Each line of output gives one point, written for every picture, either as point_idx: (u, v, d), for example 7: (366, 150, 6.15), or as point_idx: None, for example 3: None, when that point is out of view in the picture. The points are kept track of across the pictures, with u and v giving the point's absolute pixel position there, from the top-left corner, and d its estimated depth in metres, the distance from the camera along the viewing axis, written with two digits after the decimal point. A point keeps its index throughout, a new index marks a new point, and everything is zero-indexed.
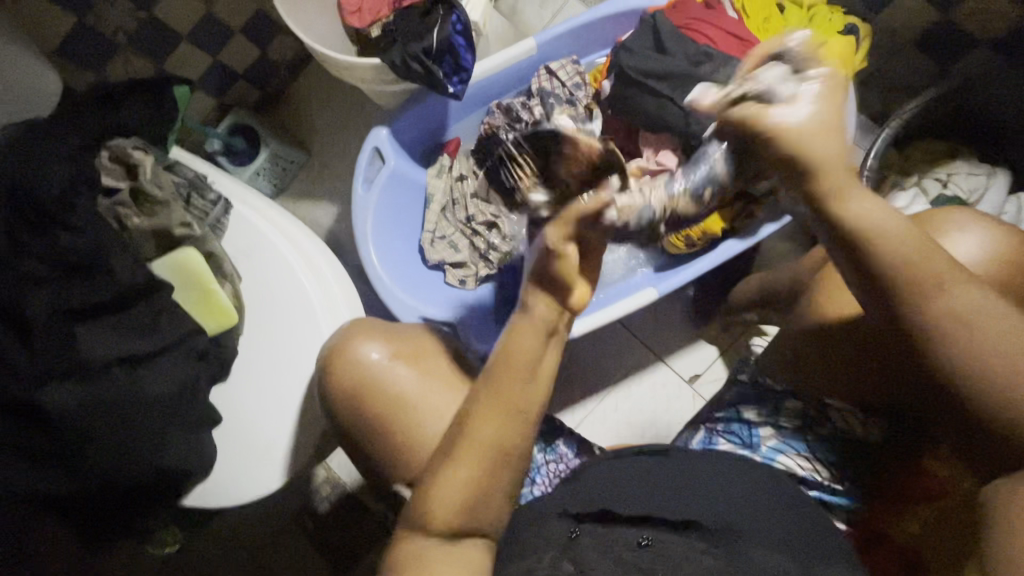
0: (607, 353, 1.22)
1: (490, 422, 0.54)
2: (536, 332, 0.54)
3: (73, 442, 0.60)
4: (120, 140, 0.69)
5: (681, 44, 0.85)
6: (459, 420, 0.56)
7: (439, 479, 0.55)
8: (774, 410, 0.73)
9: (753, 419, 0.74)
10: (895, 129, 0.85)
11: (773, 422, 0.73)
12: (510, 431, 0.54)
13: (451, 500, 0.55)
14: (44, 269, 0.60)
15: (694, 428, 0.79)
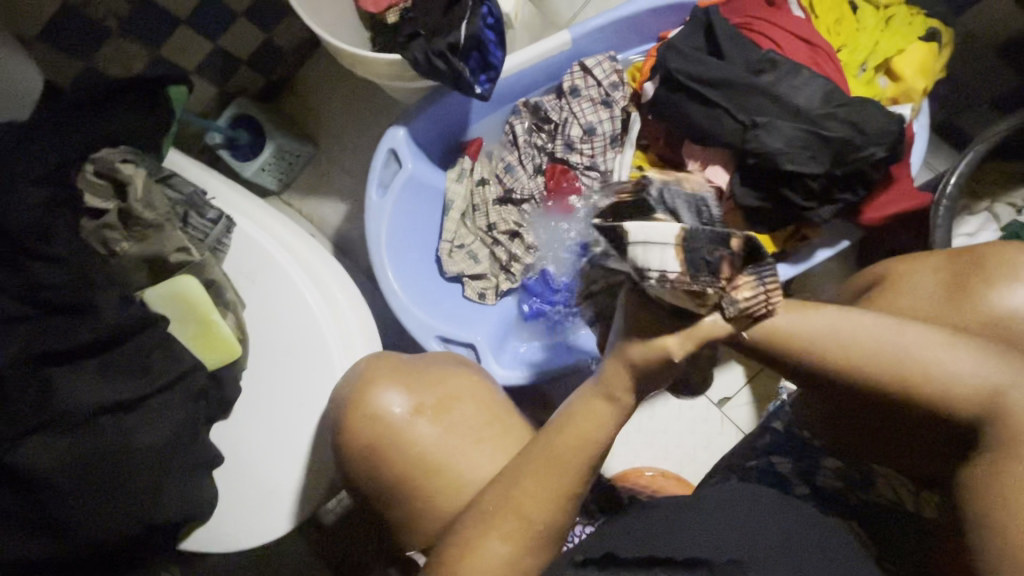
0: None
1: (536, 495, 0.48)
2: (606, 412, 0.48)
3: (54, 503, 0.53)
4: (106, 151, 0.60)
5: (741, 48, 0.76)
6: (499, 486, 0.51)
7: (472, 556, 0.49)
8: (809, 466, 0.69)
9: (787, 472, 0.70)
10: (982, 151, 0.75)
11: (808, 479, 0.69)
12: (550, 504, 0.49)
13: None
14: (18, 307, 0.53)
15: (724, 474, 0.73)
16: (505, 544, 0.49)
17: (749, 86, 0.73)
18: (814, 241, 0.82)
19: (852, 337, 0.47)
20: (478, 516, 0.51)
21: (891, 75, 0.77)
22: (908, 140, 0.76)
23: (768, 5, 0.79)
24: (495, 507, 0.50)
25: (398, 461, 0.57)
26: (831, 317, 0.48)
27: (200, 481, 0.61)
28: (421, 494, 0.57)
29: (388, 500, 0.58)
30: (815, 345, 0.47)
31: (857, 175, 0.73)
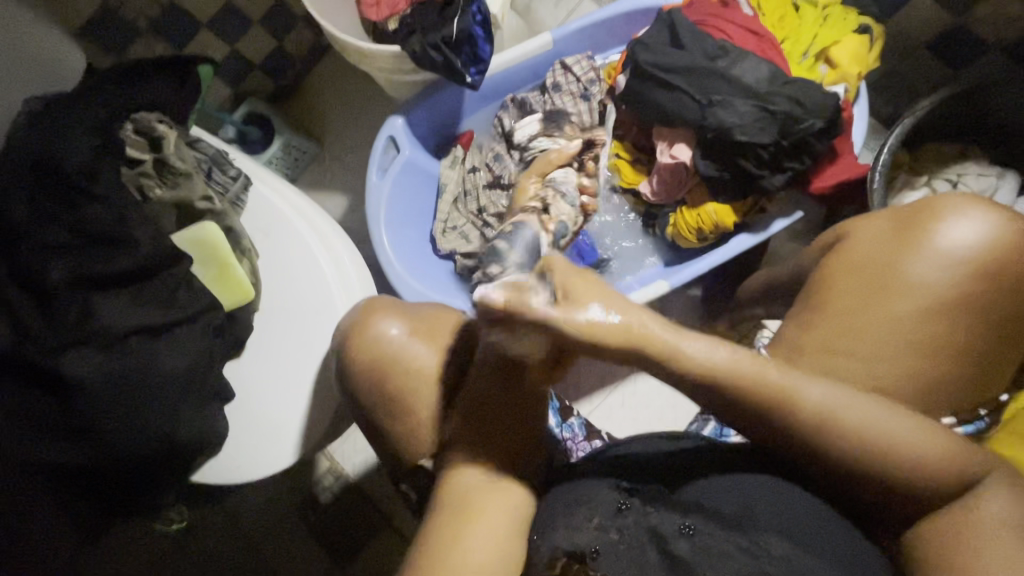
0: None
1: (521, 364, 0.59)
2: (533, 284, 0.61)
3: (89, 411, 0.60)
4: (145, 113, 0.69)
5: (698, 39, 0.86)
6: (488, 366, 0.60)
7: (474, 418, 0.59)
8: None
9: None
10: (908, 125, 0.85)
11: None
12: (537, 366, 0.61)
13: (490, 431, 0.59)
14: (66, 237, 0.61)
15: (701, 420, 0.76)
16: (501, 395, 0.59)
17: (704, 69, 0.84)
18: (771, 212, 0.91)
19: (847, 415, 0.51)
20: (472, 398, 0.60)
21: (830, 63, 0.88)
22: (847, 117, 0.86)
23: (721, 4, 0.91)
24: (484, 379, 0.60)
25: (396, 378, 0.65)
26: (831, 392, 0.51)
27: (212, 409, 0.68)
28: (423, 402, 0.65)
29: (388, 417, 0.66)
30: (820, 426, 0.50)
31: (802, 145, 0.83)
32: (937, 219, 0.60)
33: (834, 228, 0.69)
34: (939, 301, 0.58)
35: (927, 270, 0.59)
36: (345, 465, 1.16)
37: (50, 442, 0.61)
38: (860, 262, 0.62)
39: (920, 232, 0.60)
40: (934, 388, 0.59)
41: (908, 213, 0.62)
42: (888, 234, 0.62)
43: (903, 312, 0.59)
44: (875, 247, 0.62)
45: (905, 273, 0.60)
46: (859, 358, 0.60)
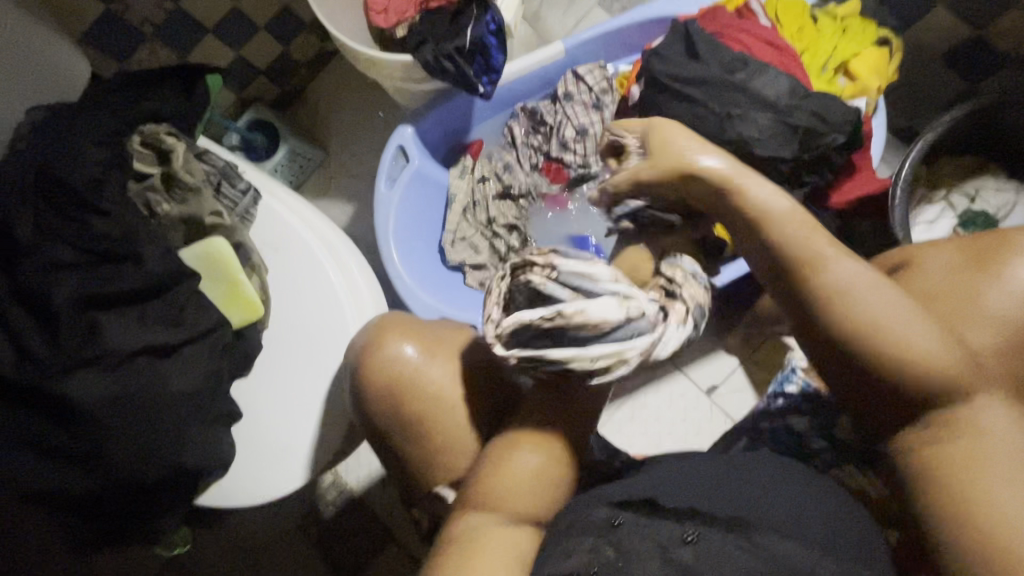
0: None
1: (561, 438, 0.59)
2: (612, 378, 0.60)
3: (93, 436, 0.58)
4: (152, 125, 0.67)
5: (716, 50, 0.85)
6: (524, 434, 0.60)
7: (497, 470, 0.57)
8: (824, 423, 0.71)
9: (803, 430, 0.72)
10: (929, 140, 0.84)
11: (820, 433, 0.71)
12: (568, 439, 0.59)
13: (508, 487, 0.56)
14: (74, 255, 0.59)
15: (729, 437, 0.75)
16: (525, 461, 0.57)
17: (723, 82, 0.82)
18: None
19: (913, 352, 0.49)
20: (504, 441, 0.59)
21: (849, 75, 0.87)
22: (867, 131, 0.85)
23: (738, 16, 0.89)
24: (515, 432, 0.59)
25: (414, 401, 0.63)
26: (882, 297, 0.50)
27: (221, 431, 0.65)
28: (440, 420, 0.63)
29: (405, 439, 0.64)
30: (854, 325, 0.49)
31: (822, 159, 0.82)
32: (1017, 252, 0.57)
33: (897, 253, 0.67)
34: (1016, 339, 0.55)
35: (1002, 297, 0.56)
36: (350, 480, 1.13)
37: (49, 467, 0.58)
38: (932, 290, 0.60)
39: (998, 265, 0.58)
40: None
41: (980, 245, 0.60)
42: (961, 262, 0.60)
43: (978, 343, 0.57)
44: (946, 276, 0.60)
45: (986, 301, 0.56)
46: None
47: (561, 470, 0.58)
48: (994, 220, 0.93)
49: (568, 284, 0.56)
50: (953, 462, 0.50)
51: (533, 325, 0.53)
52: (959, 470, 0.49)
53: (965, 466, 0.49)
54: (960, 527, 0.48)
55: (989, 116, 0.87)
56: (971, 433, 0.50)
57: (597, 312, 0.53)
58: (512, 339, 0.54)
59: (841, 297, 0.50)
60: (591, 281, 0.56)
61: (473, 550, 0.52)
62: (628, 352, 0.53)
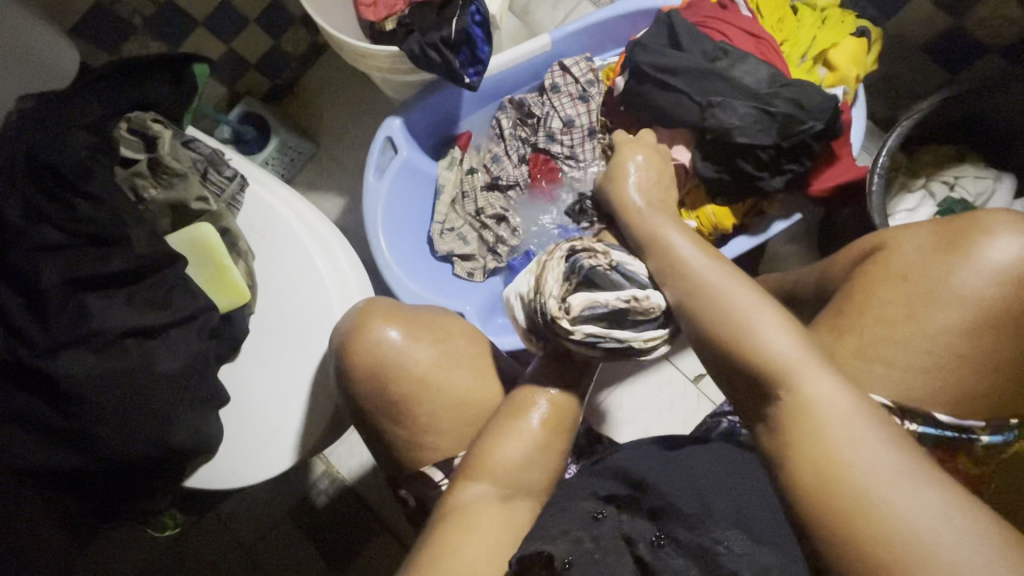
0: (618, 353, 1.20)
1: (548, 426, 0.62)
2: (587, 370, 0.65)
3: (83, 414, 0.59)
4: (140, 112, 0.69)
5: (697, 40, 0.86)
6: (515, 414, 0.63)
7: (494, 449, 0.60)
8: None
9: None
10: (907, 128, 0.85)
11: None
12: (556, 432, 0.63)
13: (502, 462, 0.59)
14: (62, 237, 0.60)
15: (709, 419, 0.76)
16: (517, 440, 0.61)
17: (703, 71, 0.84)
18: (770, 215, 0.91)
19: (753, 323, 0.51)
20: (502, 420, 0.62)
21: (828, 66, 0.88)
22: (846, 119, 0.86)
23: (720, 7, 0.91)
24: (511, 412, 0.62)
25: (398, 381, 0.65)
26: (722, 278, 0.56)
27: (208, 411, 0.67)
28: (421, 400, 0.65)
29: (388, 419, 0.66)
30: (711, 316, 0.54)
31: (801, 147, 0.84)
32: (986, 233, 0.59)
33: (870, 237, 0.68)
34: (978, 314, 0.58)
35: (968, 279, 0.58)
36: (341, 468, 1.15)
37: (38, 445, 0.59)
38: (903, 269, 0.62)
39: (966, 245, 0.59)
40: (960, 396, 0.59)
41: (951, 227, 0.61)
42: (932, 245, 0.61)
43: (942, 323, 0.59)
44: (917, 257, 0.62)
45: (950, 282, 0.59)
46: (892, 364, 0.60)
47: (556, 448, 0.62)
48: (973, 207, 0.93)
49: (625, 274, 0.62)
50: (807, 445, 0.45)
51: (611, 305, 0.59)
52: (810, 459, 0.44)
53: (811, 444, 0.44)
54: (829, 521, 0.42)
55: (965, 105, 0.89)
56: (806, 412, 0.46)
57: (655, 298, 0.59)
58: (578, 317, 0.59)
59: (710, 291, 0.55)
60: (642, 271, 0.62)
61: (469, 520, 0.55)
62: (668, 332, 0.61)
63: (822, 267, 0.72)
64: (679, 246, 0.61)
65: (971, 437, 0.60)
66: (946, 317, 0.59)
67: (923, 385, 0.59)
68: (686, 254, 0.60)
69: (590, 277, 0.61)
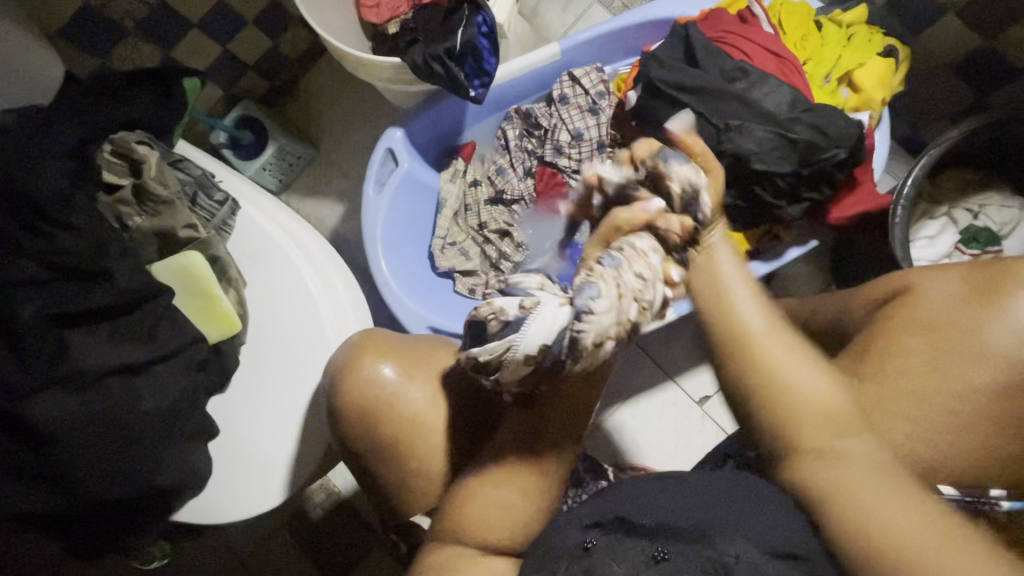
0: (624, 375, 1.17)
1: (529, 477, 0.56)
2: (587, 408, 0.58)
3: (62, 457, 0.56)
4: (124, 133, 0.64)
5: (715, 58, 0.82)
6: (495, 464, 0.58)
7: (476, 500, 0.56)
8: None
9: None
10: (934, 157, 0.81)
11: None
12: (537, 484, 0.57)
13: (484, 517, 0.55)
14: (41, 271, 0.57)
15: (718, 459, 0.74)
16: (502, 487, 0.56)
17: (722, 92, 0.79)
18: (785, 241, 0.87)
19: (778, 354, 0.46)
20: (492, 456, 0.58)
21: (852, 86, 0.83)
22: (870, 144, 0.82)
23: (740, 21, 0.86)
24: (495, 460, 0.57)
25: (395, 422, 0.62)
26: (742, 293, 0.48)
27: (196, 449, 0.64)
28: (417, 442, 0.62)
29: (382, 464, 0.63)
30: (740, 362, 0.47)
31: (822, 175, 0.79)
32: (1022, 284, 0.54)
33: (900, 276, 0.64)
34: (1011, 373, 0.53)
35: (1003, 338, 0.54)
36: (337, 483, 1.12)
37: (13, 490, 0.56)
38: (930, 320, 0.57)
39: (1001, 295, 0.54)
40: (986, 459, 0.55)
41: (985, 274, 0.56)
42: (965, 296, 0.57)
43: (970, 381, 0.55)
44: (947, 308, 0.57)
45: (982, 338, 0.54)
46: (917, 421, 0.56)
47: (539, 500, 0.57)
48: (998, 238, 0.89)
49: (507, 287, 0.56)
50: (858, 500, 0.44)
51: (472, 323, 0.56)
52: (847, 509, 0.44)
53: (859, 502, 0.43)
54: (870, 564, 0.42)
55: (995, 131, 0.84)
56: (848, 467, 0.45)
57: (499, 303, 0.53)
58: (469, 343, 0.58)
59: (728, 311, 0.47)
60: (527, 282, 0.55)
61: None
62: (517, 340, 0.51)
63: (841, 305, 0.69)
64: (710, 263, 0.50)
65: (996, 504, 0.55)
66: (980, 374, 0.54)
67: (947, 444, 0.56)
68: (727, 277, 0.49)
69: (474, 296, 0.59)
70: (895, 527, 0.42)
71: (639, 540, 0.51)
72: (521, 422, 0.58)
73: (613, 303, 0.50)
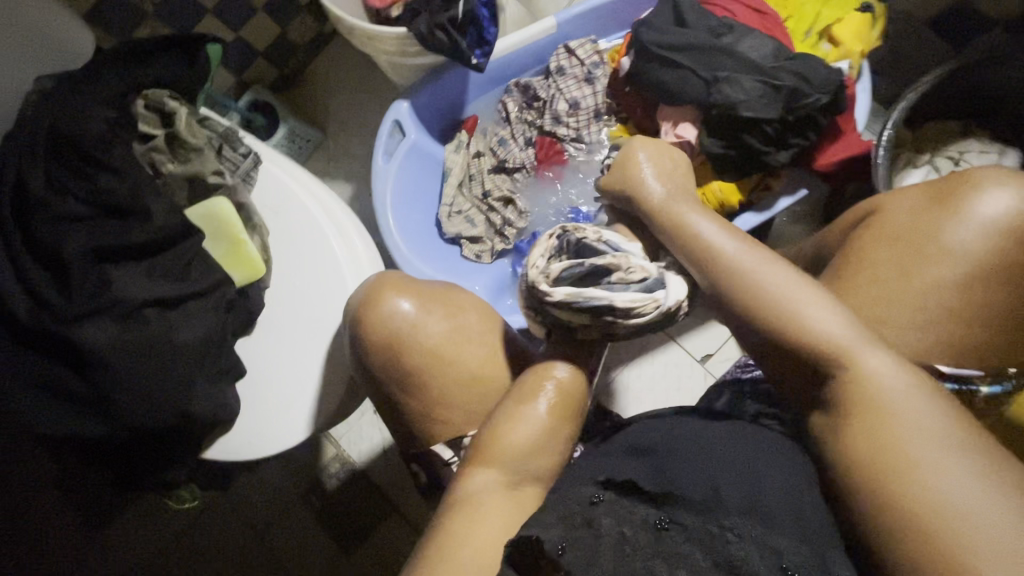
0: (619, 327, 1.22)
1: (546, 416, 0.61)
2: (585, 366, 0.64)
3: (107, 380, 0.60)
4: (156, 89, 0.70)
5: (702, 17, 0.87)
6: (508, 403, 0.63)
7: (496, 438, 0.60)
8: None
9: None
10: (910, 101, 0.85)
11: None
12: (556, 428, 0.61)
13: (514, 445, 0.60)
14: (87, 210, 0.62)
15: (719, 390, 0.78)
16: (532, 408, 0.61)
17: (709, 47, 0.85)
18: (776, 190, 0.92)
19: (804, 310, 0.54)
20: (518, 390, 0.63)
21: (833, 41, 0.89)
22: (851, 94, 0.87)
23: None
24: (527, 383, 0.63)
25: (413, 351, 0.66)
26: (755, 261, 0.58)
27: (226, 384, 0.68)
28: (433, 370, 0.66)
29: (401, 390, 0.67)
30: (751, 306, 0.56)
31: (806, 121, 0.84)
32: (977, 188, 0.60)
33: (865, 203, 0.69)
34: (971, 268, 0.58)
35: (957, 235, 0.59)
36: (352, 451, 1.16)
37: (62, 412, 0.61)
38: (896, 230, 0.62)
39: (959, 200, 0.60)
40: (963, 354, 0.60)
41: (945, 186, 0.62)
42: (925, 205, 0.62)
43: (935, 277, 0.59)
44: (912, 217, 0.62)
45: (941, 238, 0.60)
46: (891, 322, 0.60)
47: (562, 437, 0.62)
48: None
49: (612, 244, 0.63)
50: (858, 440, 0.49)
51: (582, 267, 0.60)
52: (891, 457, 0.47)
53: (857, 438, 0.49)
54: (875, 486, 0.47)
55: (968, 77, 0.90)
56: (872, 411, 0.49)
57: (636, 263, 0.61)
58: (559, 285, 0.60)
59: (748, 280, 0.57)
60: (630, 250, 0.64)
61: (474, 514, 0.55)
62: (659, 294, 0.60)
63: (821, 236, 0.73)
64: (687, 217, 0.63)
65: (973, 389, 0.60)
66: (937, 271, 0.59)
67: (918, 338, 0.60)
68: (715, 239, 0.60)
69: (573, 243, 0.63)
70: (925, 471, 0.45)
71: (647, 506, 0.52)
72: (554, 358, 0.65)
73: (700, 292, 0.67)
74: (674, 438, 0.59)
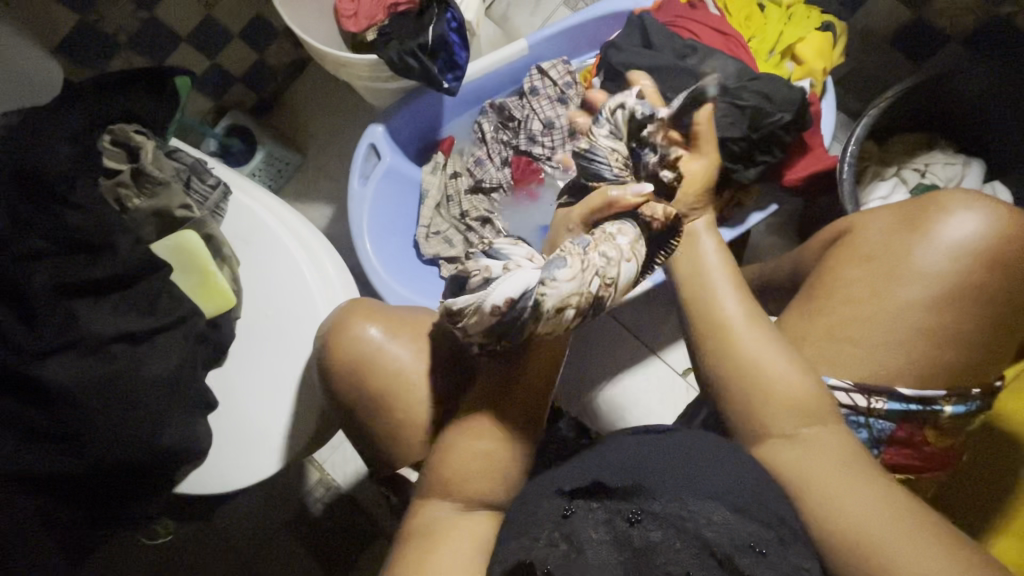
0: (593, 342, 1.20)
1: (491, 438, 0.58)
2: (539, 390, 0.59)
3: (74, 418, 0.59)
4: (122, 124, 0.72)
5: (667, 39, 0.89)
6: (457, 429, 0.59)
7: (451, 459, 0.57)
8: None
9: None
10: (873, 117, 0.87)
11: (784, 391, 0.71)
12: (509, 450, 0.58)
13: (469, 472, 0.56)
14: (46, 244, 0.60)
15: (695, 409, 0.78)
16: (480, 438, 0.58)
17: (675, 68, 0.86)
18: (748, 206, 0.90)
19: (771, 361, 0.58)
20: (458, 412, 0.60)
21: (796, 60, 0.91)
22: (814, 111, 0.89)
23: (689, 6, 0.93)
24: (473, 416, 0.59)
25: (380, 374, 0.65)
26: (738, 306, 0.62)
27: (196, 416, 0.68)
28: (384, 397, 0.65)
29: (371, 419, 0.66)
30: (728, 361, 0.60)
31: (771, 138, 0.86)
32: (945, 211, 0.61)
33: (839, 223, 0.69)
34: (941, 289, 0.59)
35: (927, 256, 0.60)
36: (336, 475, 1.15)
37: (28, 455, 0.59)
38: (869, 251, 0.63)
39: (927, 223, 0.61)
40: (931, 372, 0.60)
41: (915, 208, 0.63)
42: (896, 226, 0.63)
43: (905, 298, 0.60)
44: (884, 237, 0.63)
45: (911, 260, 0.61)
46: (860, 345, 0.60)
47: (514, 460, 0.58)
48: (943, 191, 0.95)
49: (492, 248, 0.53)
50: (816, 475, 0.54)
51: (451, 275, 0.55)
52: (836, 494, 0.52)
53: (818, 478, 0.54)
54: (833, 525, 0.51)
55: (928, 91, 0.92)
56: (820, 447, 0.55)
57: (484, 262, 0.52)
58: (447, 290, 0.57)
59: (728, 328, 0.61)
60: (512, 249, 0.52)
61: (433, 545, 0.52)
62: (488, 298, 0.49)
63: (795, 255, 0.74)
64: (703, 251, 0.68)
65: (935, 408, 0.60)
66: (910, 292, 0.60)
67: (886, 360, 0.60)
68: (715, 279, 0.65)
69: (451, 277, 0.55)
70: (856, 502, 0.51)
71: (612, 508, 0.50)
72: (495, 379, 0.59)
73: (576, 273, 0.50)
74: (647, 455, 0.54)
